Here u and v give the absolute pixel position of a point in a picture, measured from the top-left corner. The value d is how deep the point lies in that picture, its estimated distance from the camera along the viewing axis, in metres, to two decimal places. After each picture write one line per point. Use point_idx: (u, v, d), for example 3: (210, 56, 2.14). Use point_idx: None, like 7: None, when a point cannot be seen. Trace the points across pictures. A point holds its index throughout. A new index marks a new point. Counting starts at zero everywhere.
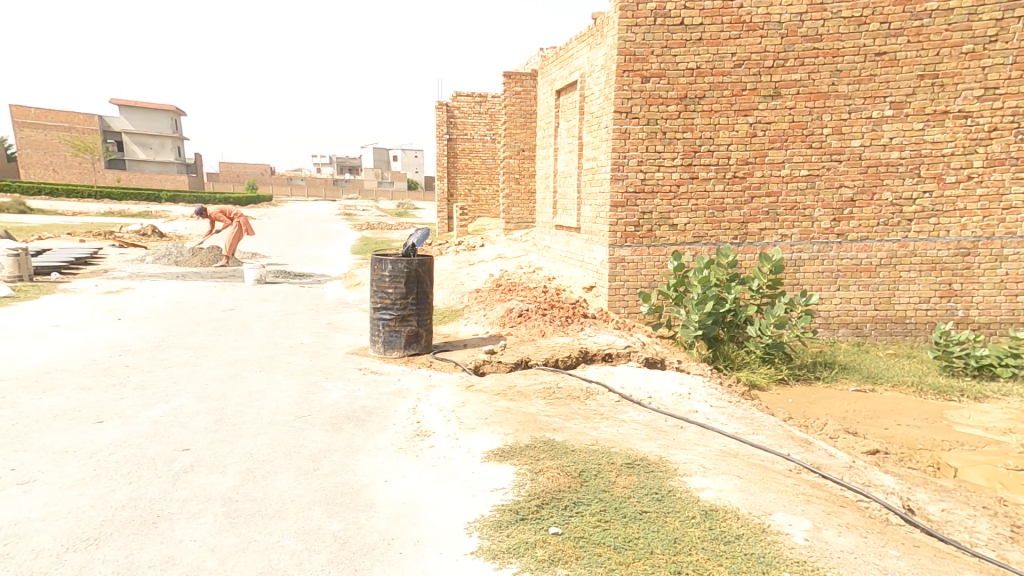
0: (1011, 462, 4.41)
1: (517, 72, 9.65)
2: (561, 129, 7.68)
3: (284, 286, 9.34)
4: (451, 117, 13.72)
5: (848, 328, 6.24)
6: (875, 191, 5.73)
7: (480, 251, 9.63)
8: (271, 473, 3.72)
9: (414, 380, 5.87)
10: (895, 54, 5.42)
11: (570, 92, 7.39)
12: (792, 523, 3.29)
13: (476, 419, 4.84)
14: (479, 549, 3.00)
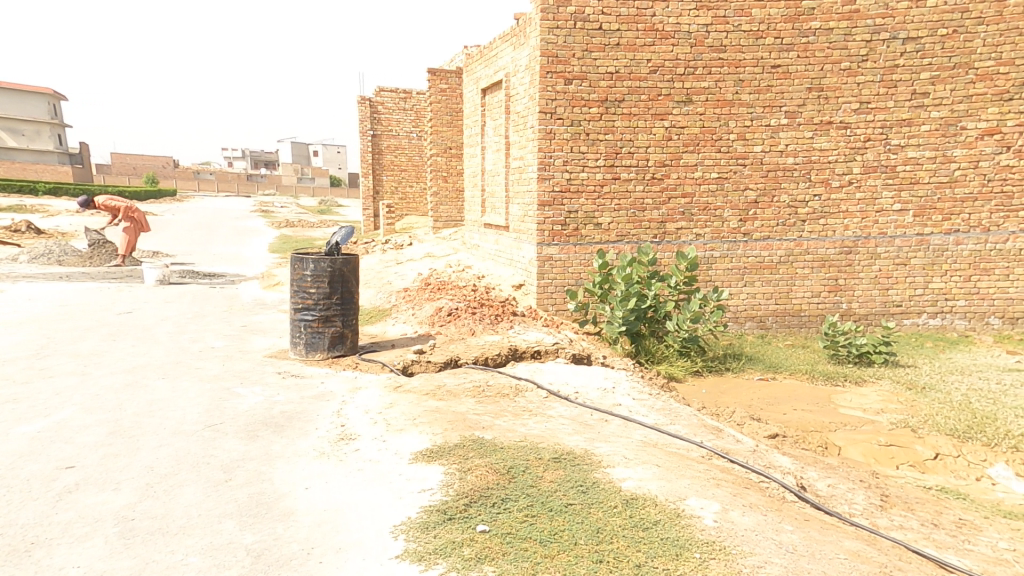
0: (883, 439, 4.91)
1: (441, 68, 9.49)
2: (489, 127, 7.65)
3: (191, 287, 8.77)
4: (375, 112, 13.48)
5: (754, 321, 6.69)
6: (775, 194, 6.18)
7: (407, 251, 9.45)
8: (176, 487, 3.47)
9: (340, 383, 5.67)
10: (787, 67, 5.85)
11: (496, 91, 7.39)
12: (704, 507, 3.50)
13: (405, 420, 4.75)
14: (405, 552, 2.94)
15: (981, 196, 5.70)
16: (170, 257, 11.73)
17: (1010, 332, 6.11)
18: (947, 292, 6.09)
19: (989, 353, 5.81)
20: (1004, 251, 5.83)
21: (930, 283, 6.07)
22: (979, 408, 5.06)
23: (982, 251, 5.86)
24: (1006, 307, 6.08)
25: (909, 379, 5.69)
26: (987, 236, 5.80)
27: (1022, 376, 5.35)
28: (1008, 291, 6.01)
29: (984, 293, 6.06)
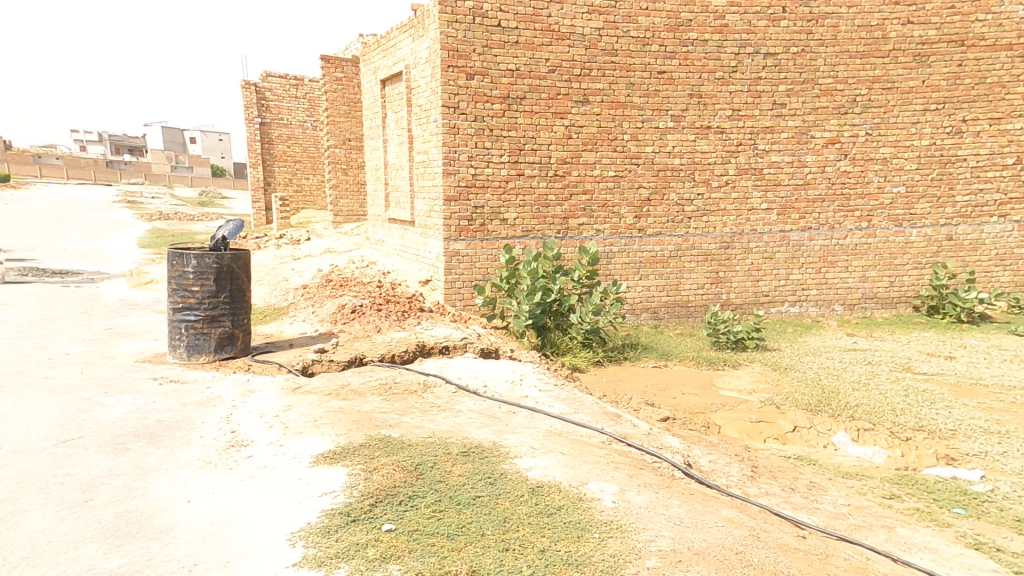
0: (754, 416, 5.43)
1: (335, 55, 8.50)
2: (391, 120, 7.44)
3: (38, 289, 7.71)
4: (261, 99, 12.77)
5: (648, 312, 7.15)
6: (664, 193, 6.61)
7: (305, 245, 8.94)
8: (18, 515, 3.04)
9: (231, 387, 5.25)
10: (671, 74, 6.28)
11: (396, 83, 7.18)
12: (603, 489, 3.69)
13: (306, 422, 4.52)
14: (304, 558, 2.78)
15: (828, 197, 6.42)
16: (5, 257, 10.04)
17: (849, 317, 7.02)
18: (803, 283, 6.82)
19: (834, 336, 6.68)
20: (844, 246, 6.59)
21: (790, 274, 6.78)
22: (827, 384, 5.81)
23: (829, 246, 6.62)
24: (846, 296, 6.91)
25: (774, 361, 6.36)
26: (832, 233, 6.55)
27: (858, 355, 6.23)
28: (847, 281, 6.81)
29: (831, 283, 6.83)
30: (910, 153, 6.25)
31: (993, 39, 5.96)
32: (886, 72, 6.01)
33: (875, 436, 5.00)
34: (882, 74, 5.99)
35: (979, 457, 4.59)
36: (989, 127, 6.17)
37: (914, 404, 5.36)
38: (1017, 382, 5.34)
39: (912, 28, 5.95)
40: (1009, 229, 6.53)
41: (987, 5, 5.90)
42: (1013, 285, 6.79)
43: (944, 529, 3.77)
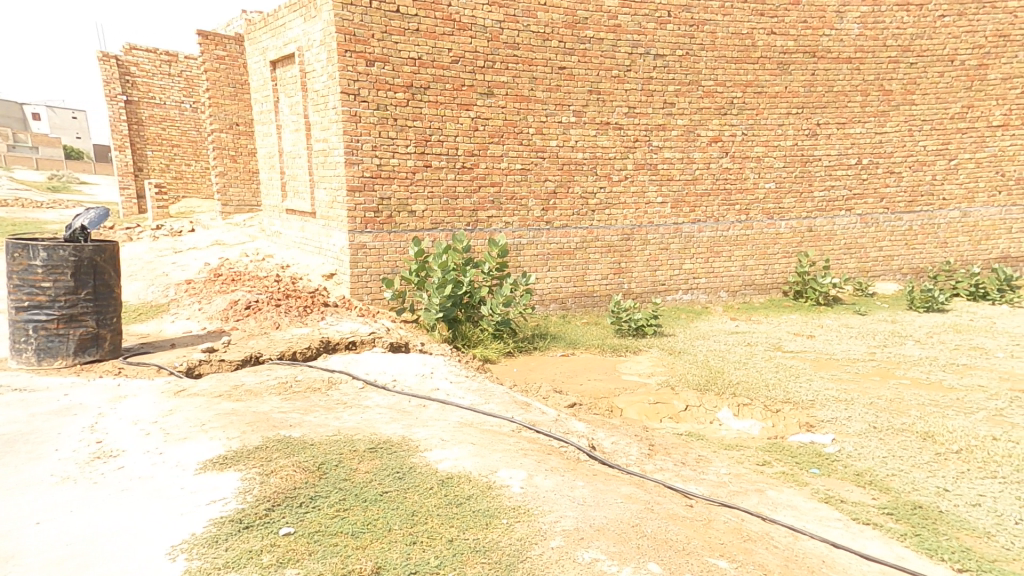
0: (651, 397, 5.77)
1: (212, 30, 7.46)
2: (284, 105, 6.99)
3: None
4: (125, 73, 11.68)
5: (556, 303, 7.42)
6: (569, 186, 6.93)
7: (188, 238, 8.18)
8: None
9: (98, 393, 4.61)
10: (571, 69, 6.62)
11: (288, 65, 6.78)
12: (513, 476, 3.75)
13: (190, 426, 4.13)
14: (186, 573, 2.55)
15: (713, 191, 6.96)
16: None
17: (732, 303, 7.69)
18: (694, 272, 7.35)
19: (719, 321, 7.27)
20: (728, 237, 7.18)
21: (683, 264, 7.28)
22: (714, 365, 6.32)
23: (715, 238, 7.19)
24: (729, 283, 7.54)
25: (670, 345, 6.81)
26: (717, 226, 7.12)
27: (740, 337, 6.84)
28: (730, 269, 7.43)
29: (717, 271, 7.41)
30: (777, 152, 6.91)
31: (837, 52, 6.65)
32: (756, 78, 6.60)
33: (752, 410, 5.48)
34: (753, 79, 6.56)
35: (831, 423, 5.18)
36: (836, 131, 6.92)
37: (783, 379, 5.98)
38: (858, 355, 6.28)
39: (774, 38, 6.54)
40: (854, 221, 7.39)
41: (830, 21, 6.55)
42: (858, 271, 7.70)
43: (803, 487, 4.24)
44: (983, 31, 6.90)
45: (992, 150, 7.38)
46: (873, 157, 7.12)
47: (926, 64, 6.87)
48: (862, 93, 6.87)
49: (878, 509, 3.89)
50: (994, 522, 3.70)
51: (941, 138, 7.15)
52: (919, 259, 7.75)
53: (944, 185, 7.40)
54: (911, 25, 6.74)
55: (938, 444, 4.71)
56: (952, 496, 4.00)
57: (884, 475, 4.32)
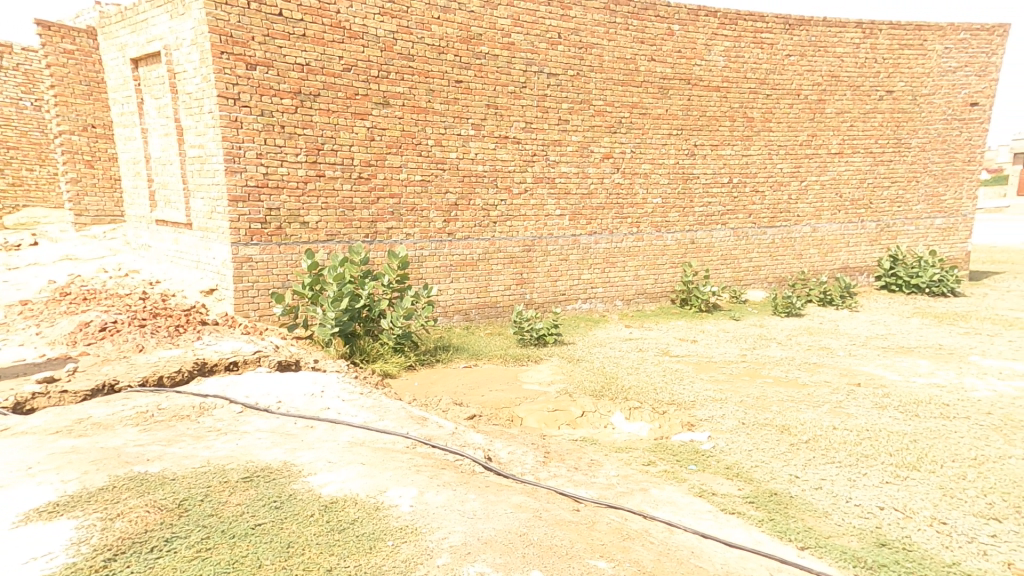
0: (549, 404, 5.91)
1: (58, 21, 6.80)
2: (150, 106, 6.43)
3: None
4: None
5: (460, 314, 7.48)
6: (470, 198, 7.08)
7: (24, 252, 7.25)
8: None
9: None
10: (468, 84, 6.76)
11: (152, 64, 6.25)
12: (402, 495, 3.62)
13: (11, 471, 3.49)
14: None
15: (607, 205, 7.33)
16: None
17: (627, 310, 8.14)
18: (592, 282, 7.69)
19: (615, 328, 7.65)
20: (622, 248, 7.59)
21: (581, 274, 7.59)
22: (609, 371, 6.62)
23: (611, 249, 7.57)
24: (624, 292, 7.98)
25: (569, 353, 7.05)
26: (612, 238, 7.50)
27: (633, 343, 7.24)
28: (624, 279, 7.87)
29: (613, 281, 7.81)
30: (662, 169, 7.42)
31: (707, 81, 7.28)
32: (640, 100, 7.05)
33: (642, 412, 5.75)
34: (638, 101, 7.01)
35: (708, 421, 5.58)
36: (710, 152, 7.57)
37: (669, 381, 6.39)
38: (732, 357, 6.86)
39: (655, 64, 7.04)
40: (728, 235, 8.12)
41: (700, 53, 7.16)
42: (733, 279, 8.49)
43: (681, 483, 4.50)
44: (820, 70, 7.88)
45: (832, 174, 8.42)
46: (741, 176, 7.87)
47: (779, 96, 7.73)
48: (730, 119, 7.57)
49: (742, 499, 4.24)
50: (830, 501, 4.16)
51: (793, 161, 8.06)
52: (782, 269, 8.68)
53: (797, 204, 8.33)
54: (765, 61, 7.55)
55: (792, 435, 5.24)
56: (800, 481, 4.46)
57: (748, 467, 4.72)
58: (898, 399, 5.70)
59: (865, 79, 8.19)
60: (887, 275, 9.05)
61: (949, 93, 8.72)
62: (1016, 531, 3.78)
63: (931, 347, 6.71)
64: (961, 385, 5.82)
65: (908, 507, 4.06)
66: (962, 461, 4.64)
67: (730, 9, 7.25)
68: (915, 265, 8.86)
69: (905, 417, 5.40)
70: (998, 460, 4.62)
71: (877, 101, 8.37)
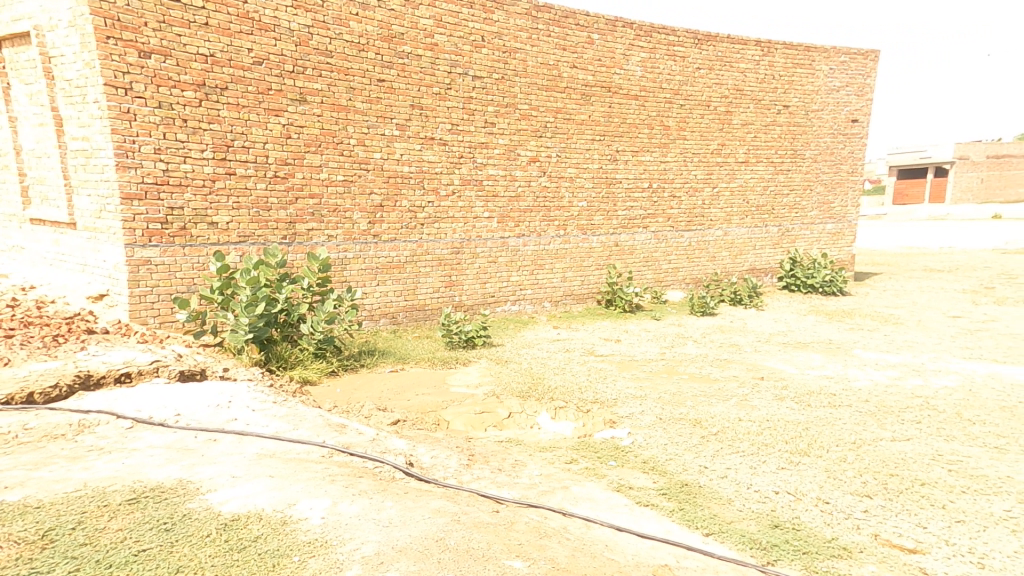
0: (477, 407, 5.83)
1: None
2: (19, 93, 5.81)
3: None
4: None
5: (387, 318, 7.33)
6: (396, 199, 6.95)
7: None
8: None
9: None
10: (391, 83, 6.61)
11: (21, 46, 5.66)
12: (313, 507, 3.38)
13: None
14: None
15: (534, 207, 7.50)
16: None
17: (556, 312, 8.32)
18: (520, 284, 7.82)
19: (543, 329, 7.77)
20: (549, 251, 7.76)
21: (510, 276, 7.70)
22: (535, 372, 6.70)
23: (539, 251, 7.74)
24: (552, 294, 8.15)
25: (497, 355, 7.07)
26: (540, 241, 7.69)
27: (559, 344, 7.39)
28: (552, 281, 8.06)
29: (541, 282, 7.96)
30: (587, 173, 7.66)
31: (626, 89, 7.57)
32: (564, 105, 7.23)
33: (567, 411, 5.81)
34: (562, 106, 7.17)
35: (628, 418, 5.75)
36: (631, 158, 7.87)
37: (593, 380, 6.56)
38: (652, 355, 7.17)
39: (577, 71, 7.24)
40: (649, 237, 8.50)
41: (619, 62, 7.43)
42: (654, 281, 8.91)
43: (601, 479, 4.57)
44: (727, 83, 8.40)
45: (739, 181, 9.03)
46: (660, 182, 8.26)
47: (692, 106, 8.16)
48: (648, 127, 7.92)
49: (656, 491, 4.37)
50: (734, 489, 4.38)
51: (706, 168, 8.55)
52: (698, 270, 9.22)
53: (710, 209, 8.86)
54: (678, 73, 7.96)
55: (703, 428, 5.51)
56: (708, 471, 4.68)
57: (663, 460, 4.89)
58: (794, 391, 6.17)
59: (765, 93, 8.82)
60: (788, 276, 9.74)
61: (835, 110, 9.55)
62: (884, 505, 4.15)
63: (824, 342, 7.37)
64: (845, 375, 6.42)
65: (798, 490, 4.37)
66: (844, 445, 5.07)
67: (645, 21, 7.60)
68: (811, 266, 9.59)
69: (799, 407, 5.85)
70: (873, 442, 5.09)
71: (776, 114, 9.03)
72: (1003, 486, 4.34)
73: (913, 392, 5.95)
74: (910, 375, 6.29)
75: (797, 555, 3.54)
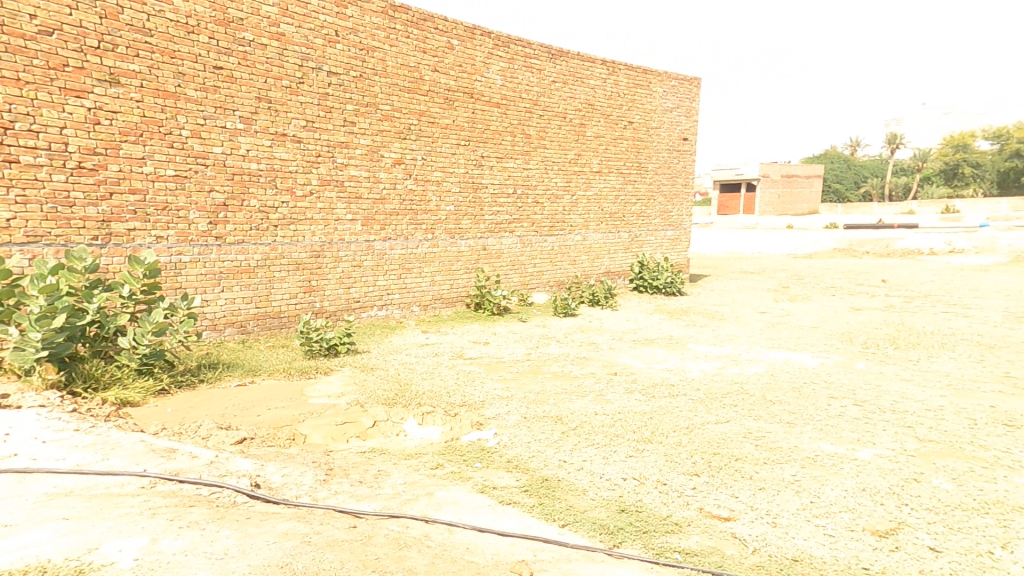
0: (339, 417, 5.31)
1: None
2: None
3: None
4: None
5: (234, 327, 6.65)
6: (243, 198, 6.41)
7: None
8: None
9: None
10: (231, 71, 6.08)
11: None
12: (123, 549, 2.70)
13: None
14: None
15: (401, 210, 7.79)
16: None
17: (424, 316, 8.47)
18: (387, 288, 7.89)
19: (412, 334, 7.76)
20: (417, 254, 8.08)
21: (377, 280, 7.76)
22: (403, 378, 6.45)
23: (407, 255, 8.00)
24: (420, 298, 8.35)
25: (362, 362, 6.75)
26: (407, 244, 7.97)
27: (428, 347, 7.41)
28: (421, 284, 8.30)
29: (410, 286, 8.17)
30: (453, 177, 8.27)
31: (488, 96, 8.43)
32: (427, 109, 7.74)
33: (435, 416, 5.54)
34: (425, 109, 7.68)
35: (495, 418, 5.68)
36: (496, 163, 8.76)
37: (462, 384, 6.49)
38: (519, 356, 7.45)
39: (439, 75, 7.83)
40: (516, 241, 9.35)
41: (478, 70, 8.24)
42: (520, 284, 9.63)
43: (466, 482, 4.37)
44: (579, 98, 9.71)
45: (594, 190, 10.35)
46: (524, 188, 9.26)
47: (549, 117, 9.33)
48: (511, 134, 8.88)
49: (519, 488, 4.28)
50: (588, 479, 4.43)
51: (564, 176, 9.74)
52: (560, 273, 10.21)
53: (570, 215, 10.04)
54: (536, 85, 9.07)
55: (564, 423, 5.63)
56: (567, 465, 4.71)
57: (527, 458, 4.84)
58: (641, 384, 6.72)
59: (613, 108, 10.25)
60: (637, 278, 11.13)
61: (669, 129, 11.24)
62: (709, 481, 4.45)
63: (665, 338, 8.29)
64: (682, 367, 7.20)
65: (643, 474, 4.55)
66: (680, 430, 5.47)
67: (503, 33, 8.51)
68: (655, 269, 11.01)
69: (645, 398, 6.33)
70: (702, 426, 5.58)
71: (622, 129, 10.50)
72: (791, 455, 4.92)
73: (732, 378, 6.85)
74: (730, 364, 7.27)
75: (638, 535, 3.64)
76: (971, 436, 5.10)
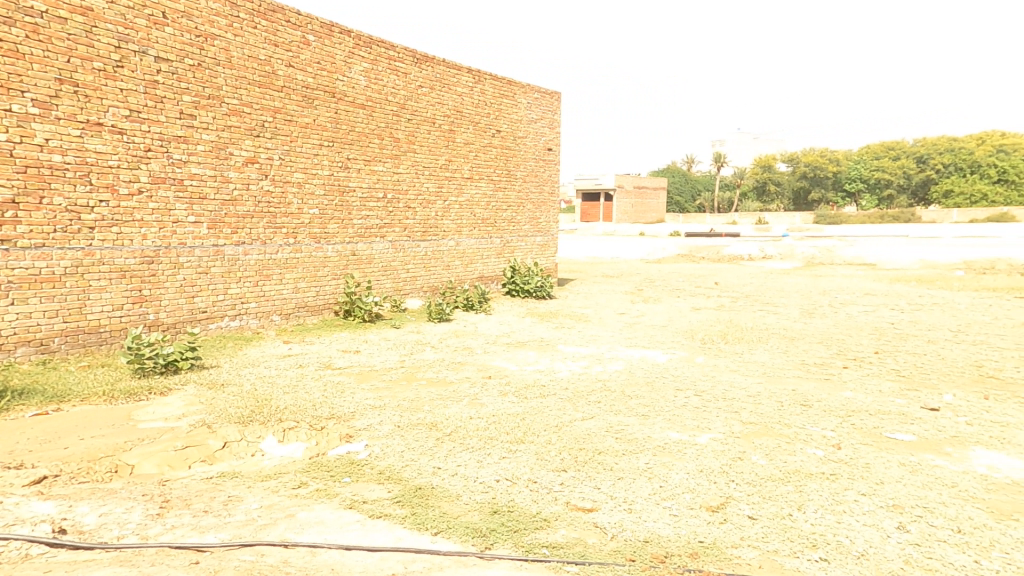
0: (179, 441, 4.59)
1: None
2: None
3: None
4: None
5: (30, 346, 5.62)
6: (42, 195, 5.60)
7: None
8: None
9: None
10: (15, 46, 5.29)
11: None
12: None
13: None
14: None
15: (256, 214, 7.59)
16: None
17: (286, 325, 8.14)
18: (240, 297, 7.53)
19: (272, 346, 7.31)
20: (276, 260, 7.87)
21: (227, 289, 7.35)
22: (260, 394, 5.85)
23: (264, 260, 7.75)
24: (281, 306, 8.06)
25: (209, 379, 6.07)
26: (264, 248, 7.73)
27: (291, 360, 6.95)
28: (281, 292, 8.03)
29: (268, 295, 7.86)
30: (316, 179, 8.27)
31: (351, 96, 8.57)
32: (283, 105, 7.72)
33: (298, 432, 5.06)
34: (279, 106, 7.66)
35: (366, 429, 5.33)
36: (363, 166, 8.89)
37: (330, 396, 6.06)
38: (391, 363, 7.27)
39: (294, 71, 7.85)
40: (387, 247, 9.53)
41: (339, 68, 8.38)
42: (393, 290, 9.77)
43: (334, 498, 4.01)
44: (447, 104, 10.24)
45: (466, 196, 11.01)
46: (395, 193, 9.51)
47: (417, 122, 9.70)
48: (378, 137, 9.10)
49: (391, 499, 4.03)
50: (463, 483, 4.33)
51: (436, 181, 10.22)
52: (434, 278, 10.60)
53: (442, 220, 10.50)
54: (402, 88, 9.39)
55: (438, 430, 5.45)
56: (441, 471, 4.54)
57: (399, 467, 4.59)
58: (514, 386, 6.83)
59: (480, 116, 11.02)
60: (510, 283, 12.00)
61: (535, 138, 12.46)
62: (574, 475, 4.54)
63: (537, 341, 8.67)
64: (552, 367, 7.52)
65: (514, 475, 4.52)
66: (550, 430, 5.55)
67: (363, 33, 8.73)
68: (527, 274, 12.04)
69: (518, 399, 6.41)
70: (569, 424, 5.73)
71: (491, 137, 11.36)
72: (645, 444, 5.22)
73: (597, 377, 7.27)
74: (595, 363, 7.75)
75: (510, 534, 3.62)
76: (780, 416, 5.87)
